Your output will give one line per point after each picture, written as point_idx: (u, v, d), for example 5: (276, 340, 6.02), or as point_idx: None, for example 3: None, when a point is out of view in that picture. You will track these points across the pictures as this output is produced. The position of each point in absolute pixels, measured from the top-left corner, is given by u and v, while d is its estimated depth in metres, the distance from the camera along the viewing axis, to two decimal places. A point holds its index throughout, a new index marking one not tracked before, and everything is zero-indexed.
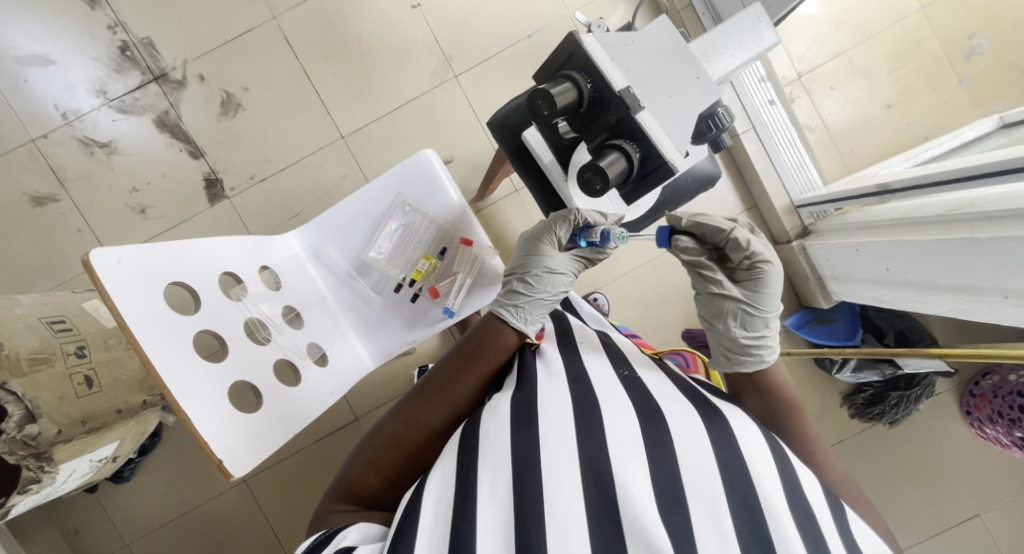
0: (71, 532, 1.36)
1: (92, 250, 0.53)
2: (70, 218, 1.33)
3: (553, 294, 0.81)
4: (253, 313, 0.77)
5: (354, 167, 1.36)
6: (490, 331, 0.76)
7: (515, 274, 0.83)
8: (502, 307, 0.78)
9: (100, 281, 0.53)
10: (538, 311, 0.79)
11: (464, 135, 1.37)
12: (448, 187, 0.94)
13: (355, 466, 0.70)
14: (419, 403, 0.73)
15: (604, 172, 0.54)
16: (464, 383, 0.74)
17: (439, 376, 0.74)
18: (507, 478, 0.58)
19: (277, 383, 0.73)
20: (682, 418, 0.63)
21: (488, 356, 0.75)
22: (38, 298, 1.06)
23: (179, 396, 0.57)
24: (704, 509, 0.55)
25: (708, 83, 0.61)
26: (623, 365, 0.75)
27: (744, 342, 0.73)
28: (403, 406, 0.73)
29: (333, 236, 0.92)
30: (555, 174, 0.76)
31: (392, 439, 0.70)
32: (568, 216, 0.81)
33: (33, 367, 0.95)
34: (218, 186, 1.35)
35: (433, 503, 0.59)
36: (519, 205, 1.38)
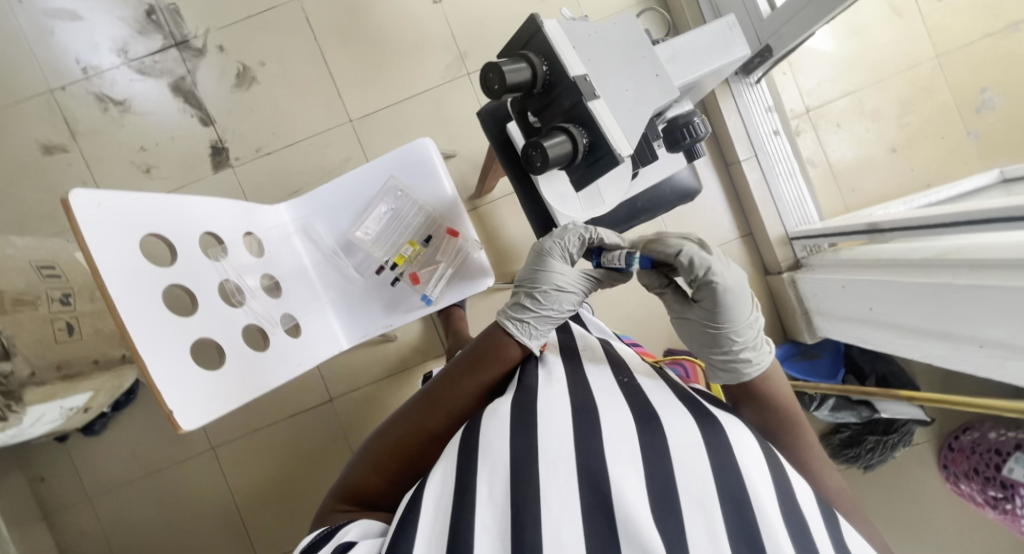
0: (37, 479, 1.37)
1: (72, 190, 0.54)
2: (77, 170, 1.35)
3: (561, 311, 0.78)
4: (230, 275, 0.77)
5: (358, 151, 1.38)
6: (497, 341, 0.74)
7: (524, 288, 0.81)
8: (507, 319, 0.76)
9: (77, 221, 0.54)
10: (545, 326, 0.77)
11: (470, 133, 1.39)
12: (439, 176, 0.96)
13: (360, 465, 0.70)
14: (420, 409, 0.71)
15: (547, 153, 0.55)
16: (465, 391, 0.72)
17: (444, 382, 0.72)
18: (506, 476, 0.58)
19: (245, 347, 0.74)
20: (679, 424, 0.62)
21: (493, 365, 0.73)
22: (33, 242, 1.08)
23: (140, 343, 0.57)
24: (698, 515, 0.55)
25: (666, 82, 0.63)
26: (623, 373, 0.73)
27: (713, 362, 0.74)
28: (406, 412, 0.72)
29: (323, 212, 0.95)
30: None
31: (397, 439, 0.70)
32: (580, 232, 0.80)
33: (16, 308, 0.97)
34: (225, 154, 1.37)
35: (433, 500, 0.58)
36: (516, 206, 1.39)
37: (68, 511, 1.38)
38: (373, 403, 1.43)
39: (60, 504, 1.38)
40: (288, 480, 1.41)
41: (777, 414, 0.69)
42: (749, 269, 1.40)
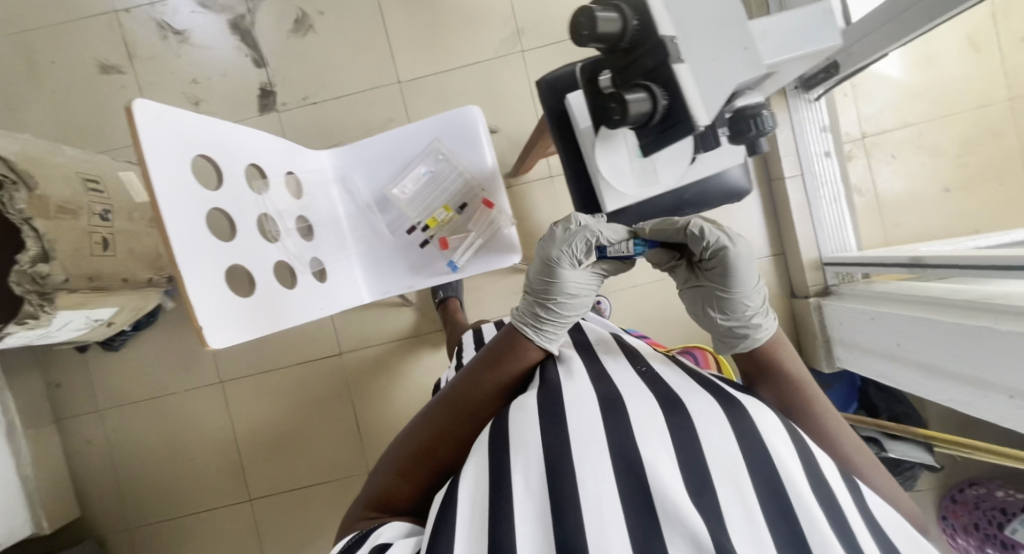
0: (54, 385, 1.43)
1: (136, 99, 0.56)
2: (129, 92, 1.38)
3: (577, 313, 0.77)
4: (270, 211, 0.78)
5: (402, 113, 1.38)
6: (512, 347, 0.71)
7: (534, 296, 0.78)
8: (523, 330, 0.73)
9: (137, 127, 0.55)
10: (563, 331, 0.75)
11: (517, 112, 1.38)
12: (481, 145, 0.95)
13: (388, 470, 0.68)
14: (443, 415, 0.68)
15: (629, 107, 0.56)
16: (486, 394, 0.69)
17: (461, 389, 0.69)
18: (539, 467, 0.56)
19: (273, 280, 0.75)
20: (705, 413, 0.59)
21: (510, 366, 0.71)
22: (79, 153, 1.12)
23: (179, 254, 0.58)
24: (729, 491, 0.54)
25: (754, 57, 0.57)
26: (639, 360, 0.72)
27: (724, 333, 0.71)
28: (427, 417, 0.69)
29: (363, 165, 0.96)
30: (587, 141, 0.79)
31: (420, 446, 0.67)
32: (591, 237, 0.77)
33: (60, 215, 0.99)
34: (272, 98, 1.38)
35: (468, 491, 0.56)
36: (549, 191, 1.38)
37: (79, 418, 1.44)
38: (381, 364, 1.45)
39: (72, 411, 1.44)
40: (286, 425, 1.45)
41: (807, 398, 0.64)
42: (775, 289, 1.37)
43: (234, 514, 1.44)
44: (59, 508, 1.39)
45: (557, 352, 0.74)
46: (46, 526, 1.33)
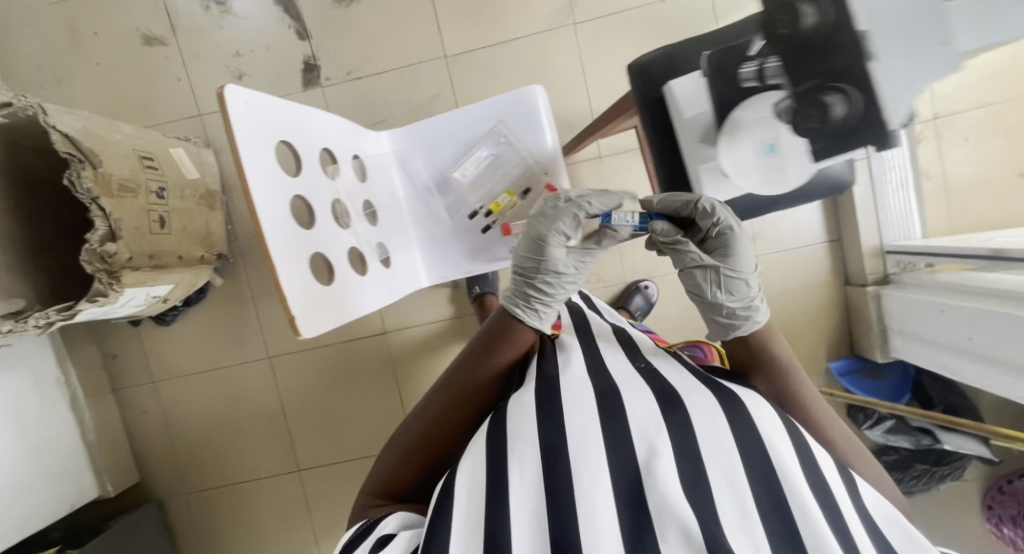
0: (110, 355, 1.49)
1: (227, 83, 0.56)
2: (173, 65, 1.36)
3: (570, 290, 0.78)
4: (340, 196, 0.78)
5: (447, 89, 1.33)
6: (508, 332, 0.72)
7: (522, 278, 0.77)
8: (515, 310, 0.73)
9: (229, 114, 0.55)
10: (556, 308, 0.77)
11: (566, 87, 1.31)
12: (546, 125, 0.92)
13: (392, 460, 0.68)
14: (441, 402, 0.68)
15: (828, 112, 0.51)
16: (482, 380, 0.68)
17: (462, 375, 0.68)
18: (533, 456, 0.54)
19: (348, 266, 0.75)
20: (703, 404, 0.56)
21: (507, 350, 0.70)
22: (135, 130, 1.14)
23: (271, 247, 0.58)
24: (729, 489, 0.51)
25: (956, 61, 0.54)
26: (638, 356, 0.70)
27: (728, 314, 0.66)
28: (425, 406, 0.68)
29: (422, 146, 0.93)
30: (694, 131, 0.71)
31: (424, 436, 0.67)
32: (577, 212, 0.77)
33: (121, 193, 1.02)
34: (315, 72, 1.35)
35: (464, 485, 0.54)
36: (597, 172, 1.33)
37: (133, 389, 1.50)
38: (421, 343, 1.46)
39: (127, 381, 1.49)
40: (328, 400, 1.48)
41: (800, 387, 0.62)
42: (828, 276, 1.33)
43: (284, 483, 1.50)
44: (120, 472, 1.47)
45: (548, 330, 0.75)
46: (111, 488, 1.43)
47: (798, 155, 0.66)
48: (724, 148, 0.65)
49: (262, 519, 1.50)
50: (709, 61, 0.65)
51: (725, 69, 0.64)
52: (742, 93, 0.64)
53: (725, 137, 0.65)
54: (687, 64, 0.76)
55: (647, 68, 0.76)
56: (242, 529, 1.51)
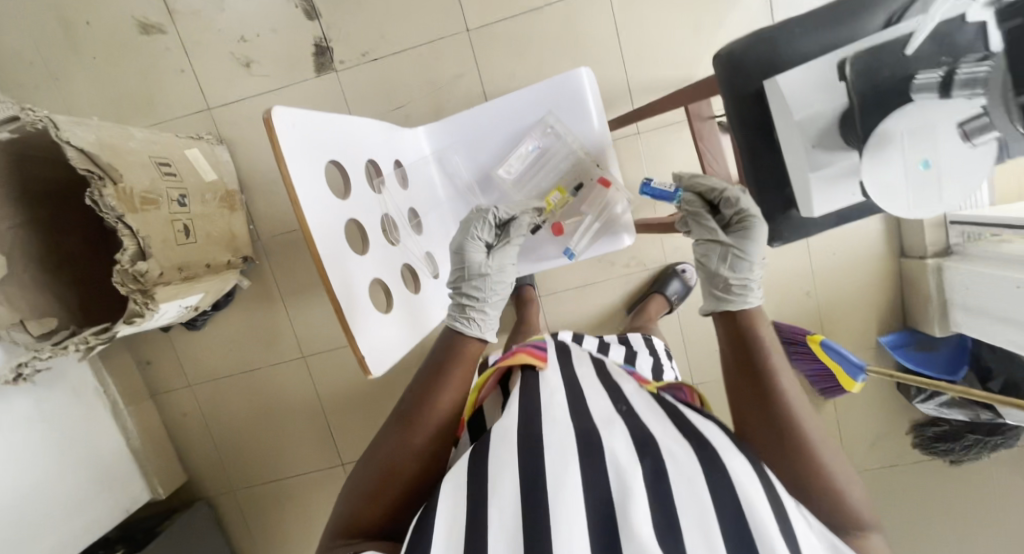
0: (144, 362, 1.48)
1: (274, 105, 0.53)
2: (175, 55, 1.27)
3: (500, 292, 0.79)
4: (388, 210, 0.73)
5: (470, 67, 1.23)
6: (449, 345, 0.72)
7: (456, 291, 0.79)
8: (455, 322, 0.75)
9: (277, 137, 0.52)
10: (494, 313, 0.77)
11: (598, 58, 1.20)
12: (594, 111, 0.85)
13: (356, 493, 0.60)
14: (399, 430, 0.63)
15: None
16: (443, 407, 0.65)
17: (415, 398, 0.66)
18: (481, 507, 0.48)
19: (402, 287, 0.71)
20: (682, 453, 0.50)
21: (457, 366, 0.69)
22: (146, 133, 1.07)
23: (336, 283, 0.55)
24: (701, 539, 0.44)
25: None
26: (621, 399, 0.62)
27: (721, 286, 0.65)
28: (382, 438, 0.63)
29: (463, 143, 0.87)
30: (802, 136, 0.56)
31: (385, 465, 0.61)
32: (486, 216, 0.79)
33: (144, 205, 0.97)
34: (328, 55, 1.25)
35: (445, 521, 0.48)
36: (635, 148, 1.22)
37: (171, 393, 1.50)
38: None
39: (165, 386, 1.49)
40: (367, 395, 1.47)
41: (793, 420, 0.52)
42: (882, 248, 1.27)
43: (328, 476, 1.51)
44: (168, 475, 1.49)
45: (490, 338, 0.75)
46: (162, 492, 1.45)
47: (968, 165, 0.52)
48: (870, 159, 0.53)
49: (311, 512, 1.52)
50: (853, 66, 0.52)
51: (871, 72, 0.52)
52: (895, 98, 0.52)
53: (874, 146, 0.53)
54: (790, 51, 0.57)
55: (737, 61, 0.58)
56: (292, 521, 1.53)
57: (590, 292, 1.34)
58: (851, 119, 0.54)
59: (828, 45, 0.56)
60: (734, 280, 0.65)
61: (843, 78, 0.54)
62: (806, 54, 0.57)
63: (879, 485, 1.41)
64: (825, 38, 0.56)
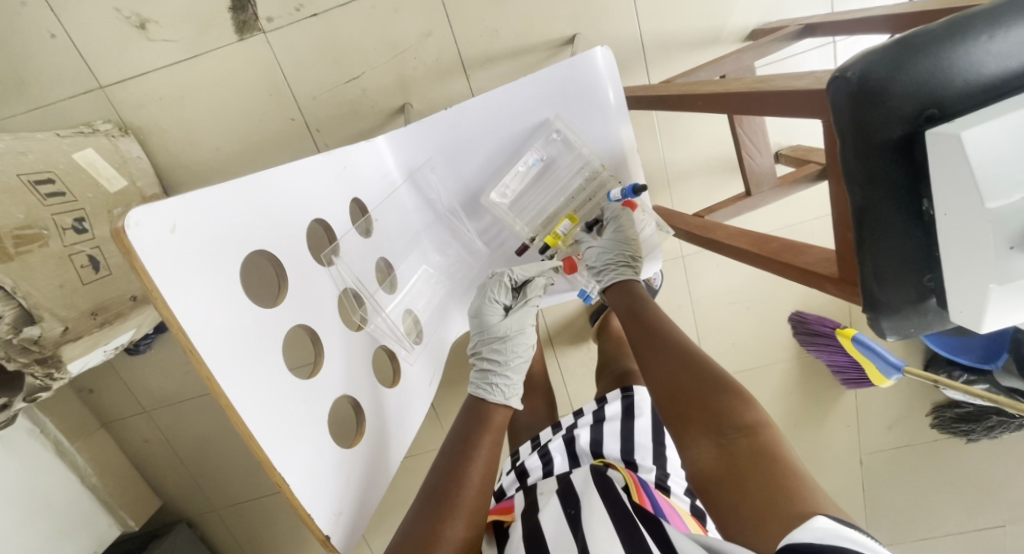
0: (86, 390, 1.29)
1: (130, 208, 0.31)
2: (39, 15, 0.94)
3: (524, 353, 0.66)
4: (347, 283, 0.55)
5: (440, 21, 0.94)
6: (472, 418, 0.61)
7: (475, 355, 0.68)
8: (473, 390, 0.64)
9: (142, 264, 0.32)
10: (517, 377, 0.65)
11: (607, 4, 0.92)
12: (612, 108, 0.65)
13: None
14: (427, 517, 0.50)
15: None
16: (471, 479, 0.54)
17: (440, 480, 0.54)
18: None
19: (373, 384, 0.55)
20: None
21: (485, 435, 0.58)
22: (9, 139, 0.81)
23: (271, 451, 0.39)
24: None
25: None
26: (572, 501, 0.56)
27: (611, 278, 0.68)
28: (406, 533, 0.50)
29: (441, 157, 0.66)
30: (1005, 236, 0.32)
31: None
32: (501, 277, 0.68)
33: (21, 248, 0.74)
34: (250, 10, 0.94)
35: None
36: (652, 123, 0.99)
37: (125, 419, 1.33)
38: None
39: (115, 413, 1.32)
40: None
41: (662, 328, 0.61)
42: None
43: None
44: (138, 503, 1.35)
45: (518, 403, 0.64)
46: (134, 523, 1.32)
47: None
48: None
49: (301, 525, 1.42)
50: None
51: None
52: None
53: None
54: (964, 73, 0.34)
55: (876, 88, 0.34)
56: (282, 533, 1.44)
57: None
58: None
59: None
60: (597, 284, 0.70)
61: None
62: (994, 75, 0.34)
63: (894, 465, 1.36)
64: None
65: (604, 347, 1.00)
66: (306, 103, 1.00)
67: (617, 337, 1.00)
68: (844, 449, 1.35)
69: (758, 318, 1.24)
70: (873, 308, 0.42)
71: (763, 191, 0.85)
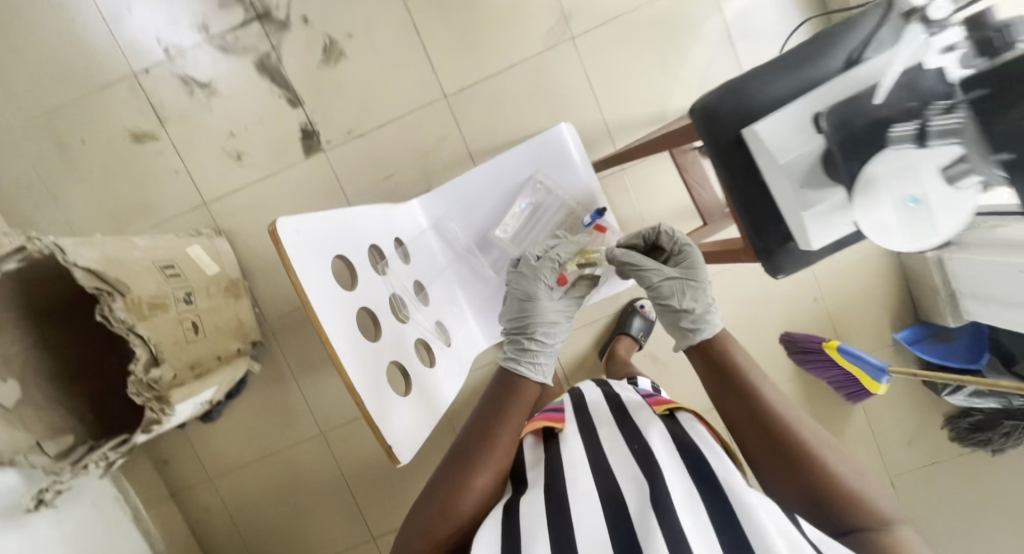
0: (161, 461, 1.46)
1: (277, 217, 0.55)
2: (169, 158, 1.30)
3: (560, 337, 0.81)
4: (396, 290, 0.77)
5: (454, 130, 1.27)
6: (508, 388, 0.73)
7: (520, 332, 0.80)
8: (523, 361, 0.76)
9: (284, 248, 0.55)
10: (553, 357, 0.79)
11: (576, 104, 1.24)
12: (578, 162, 0.90)
13: (416, 529, 0.59)
14: (460, 468, 0.63)
15: None
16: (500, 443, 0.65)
17: (470, 437, 0.66)
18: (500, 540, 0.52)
19: (416, 361, 0.74)
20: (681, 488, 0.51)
21: (515, 404, 0.70)
22: (147, 240, 1.10)
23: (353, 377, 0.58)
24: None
25: None
26: (636, 438, 0.63)
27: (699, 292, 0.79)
28: (441, 478, 0.63)
29: (457, 210, 0.91)
30: (785, 180, 0.55)
31: (445, 502, 0.60)
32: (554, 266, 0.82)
33: (153, 311, 0.98)
34: (315, 138, 1.29)
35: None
36: (625, 184, 1.24)
37: (191, 490, 1.46)
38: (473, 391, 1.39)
39: (183, 484, 1.46)
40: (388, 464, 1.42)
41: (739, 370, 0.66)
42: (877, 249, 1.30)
43: None
44: None
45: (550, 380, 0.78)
46: None
47: (955, 205, 0.49)
48: (859, 208, 0.51)
49: None
50: (829, 120, 0.51)
51: (846, 123, 0.51)
52: (875, 142, 0.51)
53: (861, 196, 0.51)
54: (760, 96, 0.56)
55: (713, 112, 0.57)
56: None
57: (599, 328, 1.33)
58: (832, 157, 0.52)
59: (796, 87, 0.55)
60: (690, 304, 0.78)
61: (821, 130, 0.52)
62: (776, 100, 0.56)
63: (927, 484, 1.36)
64: (787, 85, 0.55)
65: (611, 369, 1.15)
66: (355, 199, 1.30)
67: (623, 359, 1.15)
68: (872, 472, 1.37)
69: (755, 344, 1.36)
70: (765, 256, 0.60)
71: (716, 220, 1.05)
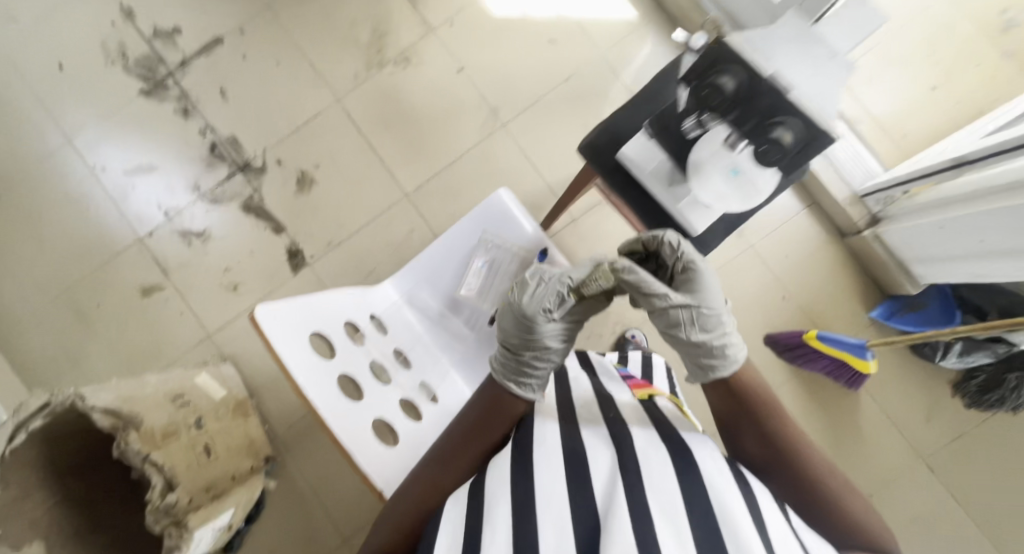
0: None
1: (256, 305, 0.65)
2: (175, 303, 1.44)
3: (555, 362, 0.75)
4: (375, 356, 0.87)
5: (420, 222, 1.43)
6: (497, 409, 0.68)
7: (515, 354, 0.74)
8: (516, 383, 0.70)
9: (263, 330, 0.63)
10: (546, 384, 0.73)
11: (520, 178, 1.43)
12: (521, 221, 1.01)
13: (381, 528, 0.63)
14: (433, 467, 0.65)
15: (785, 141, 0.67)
16: (472, 449, 0.66)
17: (448, 440, 0.67)
18: (463, 513, 0.55)
19: (400, 416, 0.81)
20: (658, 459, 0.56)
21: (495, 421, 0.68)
22: (159, 376, 1.19)
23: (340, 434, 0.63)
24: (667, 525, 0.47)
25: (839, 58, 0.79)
26: (610, 407, 0.70)
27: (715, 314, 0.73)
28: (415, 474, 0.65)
29: (424, 281, 1.02)
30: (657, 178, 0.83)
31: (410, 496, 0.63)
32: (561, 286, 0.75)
33: (165, 439, 1.02)
34: (300, 255, 1.44)
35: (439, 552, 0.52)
36: (578, 233, 1.37)
37: None
38: None
39: None
40: None
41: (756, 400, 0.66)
42: (822, 239, 1.40)
43: None
44: None
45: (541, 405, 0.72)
46: None
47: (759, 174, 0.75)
48: (696, 185, 0.79)
49: None
50: (653, 128, 0.80)
51: (666, 128, 0.79)
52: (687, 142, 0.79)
53: (693, 176, 0.79)
54: (622, 124, 0.86)
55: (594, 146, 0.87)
56: None
57: None
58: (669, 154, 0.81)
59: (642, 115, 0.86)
60: (703, 332, 0.72)
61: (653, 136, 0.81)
62: (633, 127, 0.86)
63: (963, 458, 1.31)
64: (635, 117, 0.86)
65: None
66: None
67: None
68: (904, 459, 1.33)
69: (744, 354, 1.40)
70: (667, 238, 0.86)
71: None
